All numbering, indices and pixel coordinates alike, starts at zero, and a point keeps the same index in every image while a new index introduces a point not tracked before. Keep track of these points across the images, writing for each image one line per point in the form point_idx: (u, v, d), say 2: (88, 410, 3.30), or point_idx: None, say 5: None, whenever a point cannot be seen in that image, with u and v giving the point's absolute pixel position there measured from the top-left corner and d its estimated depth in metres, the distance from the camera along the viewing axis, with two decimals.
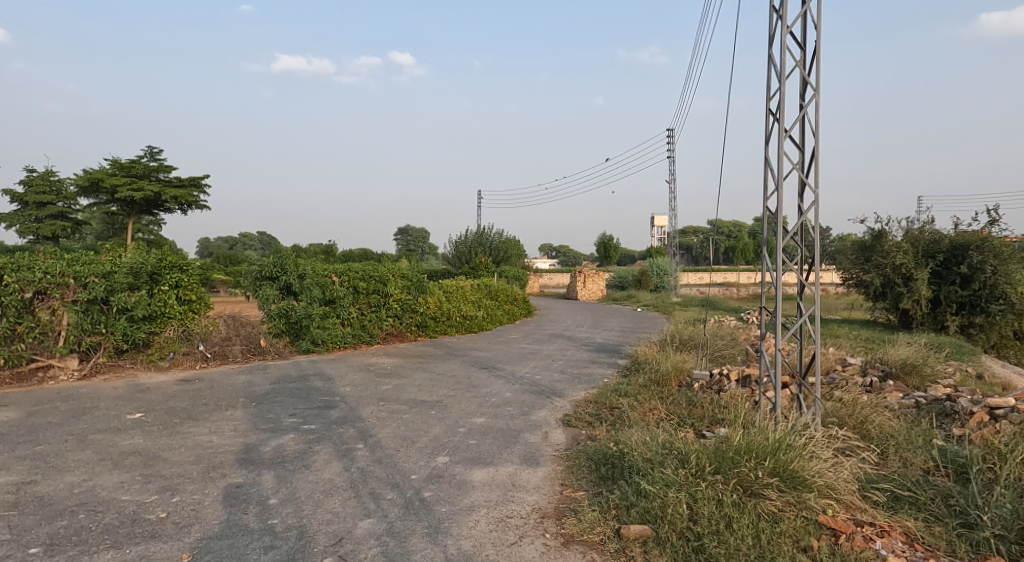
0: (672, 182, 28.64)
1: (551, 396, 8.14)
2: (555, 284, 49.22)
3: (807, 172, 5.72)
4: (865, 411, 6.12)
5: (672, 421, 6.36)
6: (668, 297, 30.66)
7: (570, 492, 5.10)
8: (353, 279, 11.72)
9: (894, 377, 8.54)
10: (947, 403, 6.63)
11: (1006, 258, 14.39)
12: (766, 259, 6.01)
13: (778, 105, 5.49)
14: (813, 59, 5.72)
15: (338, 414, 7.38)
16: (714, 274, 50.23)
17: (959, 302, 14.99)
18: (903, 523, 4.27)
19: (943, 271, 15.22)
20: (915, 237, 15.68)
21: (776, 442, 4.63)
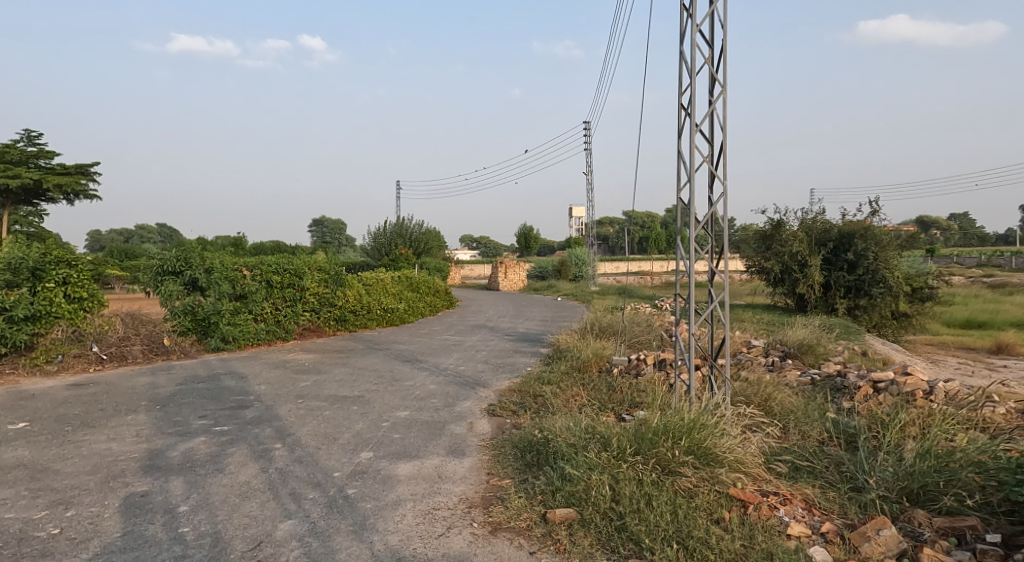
0: (589, 173, 29.35)
1: (476, 386, 8.17)
2: (476, 275, 49.22)
3: (716, 165, 6.02)
4: (768, 389, 6.58)
5: (594, 406, 6.57)
6: (587, 286, 31.43)
7: (496, 480, 5.17)
8: (266, 273, 11.21)
9: (792, 356, 9.24)
10: (838, 379, 7.25)
11: (885, 245, 15.80)
12: (677, 248, 6.27)
13: (689, 100, 5.73)
14: (720, 57, 6.01)
15: (253, 413, 7.07)
16: (628, 263, 52.02)
17: (846, 286, 16.31)
18: (803, 490, 4.63)
19: (833, 258, 16.55)
20: (809, 226, 16.80)
21: (691, 422, 4.90)
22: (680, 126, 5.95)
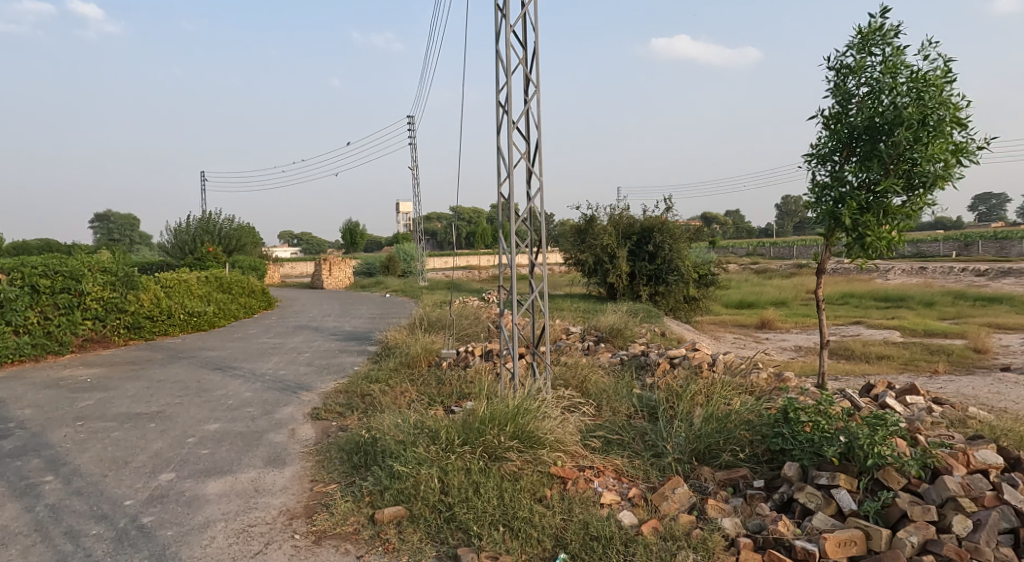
0: (414, 168, 29.17)
1: (297, 391, 7.76)
2: (298, 273, 46.60)
3: (532, 162, 6.33)
4: (584, 372, 7.11)
5: (423, 400, 6.59)
6: (414, 281, 31.29)
7: (320, 487, 4.97)
8: (30, 277, 9.60)
9: (605, 340, 10.06)
10: (642, 358, 8.06)
11: (678, 238, 17.80)
12: (500, 242, 6.44)
13: (506, 98, 5.94)
14: (532, 58, 6.31)
15: (17, 444, 6.02)
16: (455, 257, 52.70)
17: (648, 275, 18.10)
18: (614, 462, 5.06)
19: (637, 250, 18.26)
20: (617, 221, 18.39)
21: (515, 408, 5.11)
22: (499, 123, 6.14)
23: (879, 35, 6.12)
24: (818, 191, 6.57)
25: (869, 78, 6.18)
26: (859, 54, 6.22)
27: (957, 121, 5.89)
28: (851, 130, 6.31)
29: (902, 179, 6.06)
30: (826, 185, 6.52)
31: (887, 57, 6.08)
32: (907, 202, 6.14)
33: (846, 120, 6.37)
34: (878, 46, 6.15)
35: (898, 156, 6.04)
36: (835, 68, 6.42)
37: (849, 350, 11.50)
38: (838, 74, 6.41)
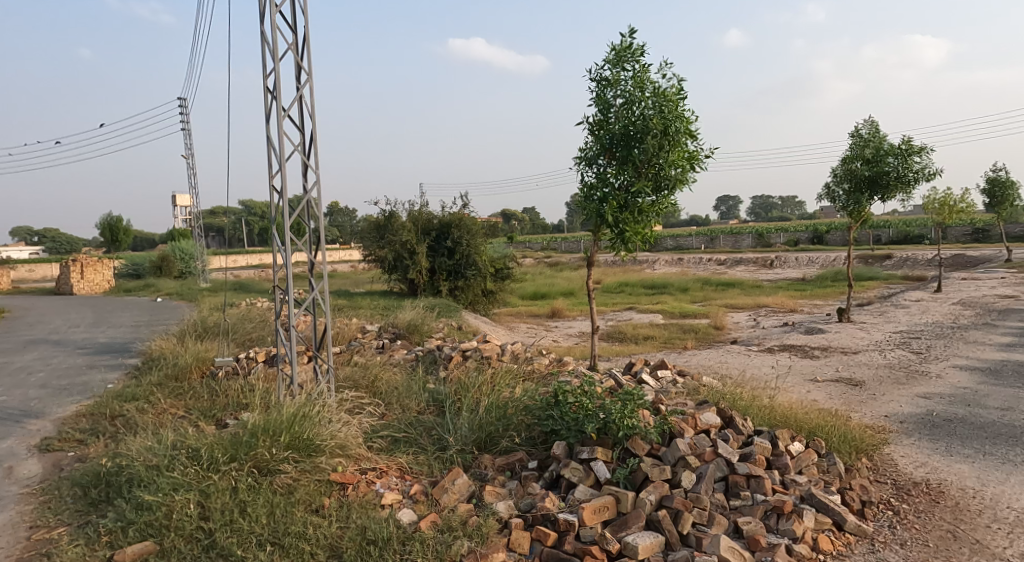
0: (190, 156, 26.22)
1: (23, 420, 6.53)
2: (41, 276, 39.37)
3: (308, 154, 6.05)
4: (375, 371, 6.95)
5: (190, 417, 5.95)
6: (195, 282, 28.21)
7: (45, 533, 4.24)
8: None
9: (402, 337, 9.99)
10: (436, 352, 8.10)
11: (475, 234, 18.30)
12: (274, 239, 5.94)
13: (275, 84, 5.54)
14: (303, 45, 6.01)
15: None
16: (243, 255, 48.57)
17: (448, 270, 18.33)
18: (398, 460, 5.03)
19: (436, 246, 18.39)
20: (416, 217, 18.25)
21: (292, 415, 4.81)
22: (268, 110, 5.73)
23: (630, 53, 6.86)
24: (587, 191, 7.13)
25: (624, 90, 6.89)
26: (615, 68, 6.90)
27: (690, 132, 6.86)
28: (611, 137, 6.96)
29: (652, 181, 6.91)
30: (592, 185, 7.10)
31: (636, 73, 6.84)
32: (655, 201, 7.02)
33: (606, 127, 7.01)
34: (629, 62, 6.90)
35: (648, 161, 6.85)
36: (595, 79, 7.04)
37: (623, 333, 12.81)
38: (598, 85, 7.03)
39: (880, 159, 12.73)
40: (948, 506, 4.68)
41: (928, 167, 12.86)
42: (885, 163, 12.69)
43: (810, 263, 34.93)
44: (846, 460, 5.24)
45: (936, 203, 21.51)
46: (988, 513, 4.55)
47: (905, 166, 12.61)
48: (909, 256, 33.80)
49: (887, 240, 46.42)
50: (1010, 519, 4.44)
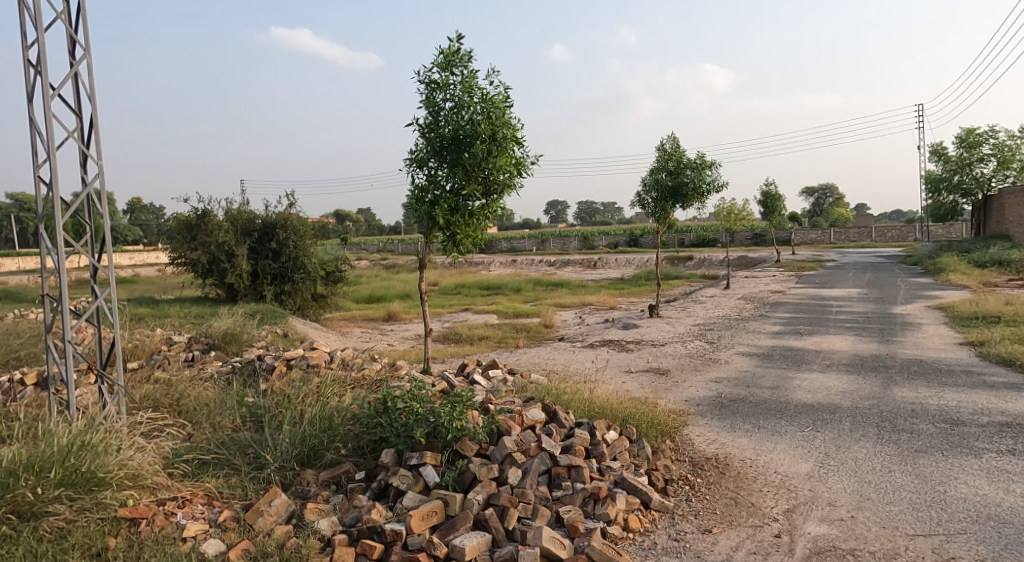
0: None
1: None
2: None
3: (87, 143, 5.29)
4: (182, 387, 6.21)
5: None
6: None
7: None
8: None
9: (216, 348, 9.11)
10: (257, 362, 7.44)
11: (303, 235, 17.32)
12: (43, 240, 5.02)
13: (38, 57, 4.72)
14: (77, 16, 5.24)
15: None
16: (18, 259, 41.43)
17: (272, 274, 17.14)
18: (204, 485, 4.53)
19: (258, 247, 17.10)
20: (235, 216, 16.88)
21: (68, 446, 4.11)
22: (31, 88, 4.89)
23: (457, 58, 6.83)
24: (418, 194, 6.99)
25: (452, 95, 6.85)
26: (444, 72, 6.84)
27: (517, 139, 7.02)
28: (441, 140, 6.89)
29: (481, 185, 6.97)
30: (423, 188, 6.98)
31: (464, 78, 6.84)
32: (485, 204, 7.09)
33: (436, 130, 6.92)
34: (458, 67, 6.88)
35: (477, 166, 6.89)
36: (424, 82, 6.92)
37: (458, 334, 12.86)
38: (427, 87, 6.93)
39: (680, 172, 14.14)
40: (732, 476, 5.26)
41: (718, 179, 14.55)
42: (684, 175, 14.12)
43: (628, 264, 37.97)
44: (652, 443, 5.69)
45: (726, 211, 24.45)
46: (762, 479, 5.18)
47: (699, 178, 14.14)
48: (708, 257, 38.12)
49: (691, 242, 51.99)
50: (778, 482, 5.10)
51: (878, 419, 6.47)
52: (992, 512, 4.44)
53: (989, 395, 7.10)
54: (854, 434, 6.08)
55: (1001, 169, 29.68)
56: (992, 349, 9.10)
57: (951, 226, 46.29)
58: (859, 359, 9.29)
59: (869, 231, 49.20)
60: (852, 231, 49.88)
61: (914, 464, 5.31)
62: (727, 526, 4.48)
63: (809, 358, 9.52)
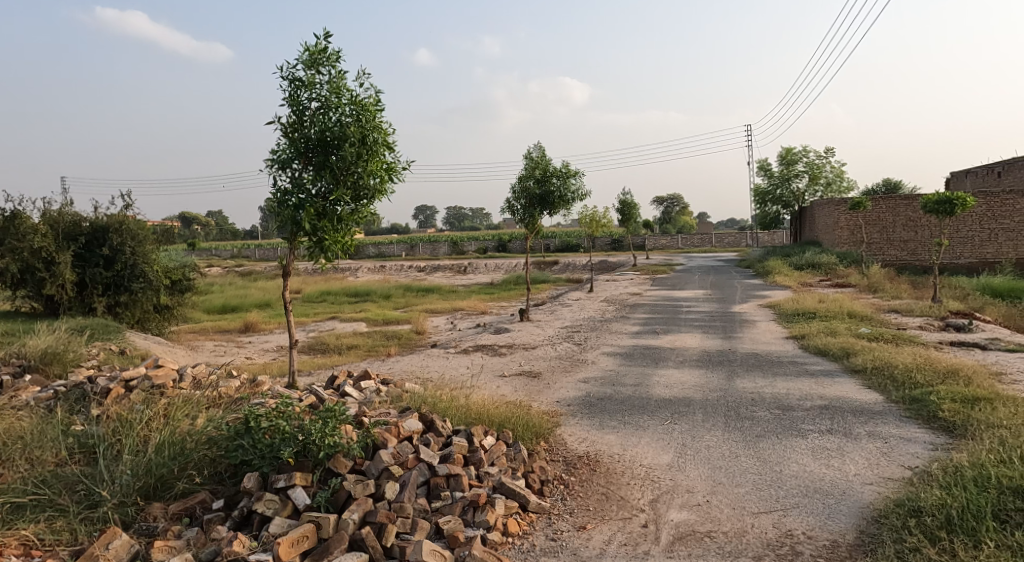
0: None
1: None
2: None
3: None
4: None
5: None
6: None
7: None
8: None
9: (33, 370, 7.87)
10: (86, 386, 6.48)
11: (142, 240, 15.61)
12: None
13: None
14: None
15: None
16: None
17: (104, 284, 15.25)
18: (21, 533, 3.86)
19: (86, 254, 15.14)
20: (55, 219, 14.82)
21: None
22: None
23: (324, 56, 6.44)
24: (280, 196, 6.49)
25: (319, 95, 6.45)
26: (309, 70, 6.41)
27: (388, 143, 6.75)
28: (306, 141, 6.45)
29: (350, 190, 6.61)
30: (286, 191, 6.49)
31: (331, 79, 6.46)
32: (354, 210, 6.75)
33: (301, 131, 6.47)
34: (325, 66, 6.46)
35: (346, 169, 6.53)
36: (287, 78, 6.45)
37: (324, 344, 12.21)
38: (291, 85, 6.46)
39: (547, 180, 14.51)
40: (603, 471, 5.39)
41: (581, 188, 15.13)
42: (550, 183, 14.52)
43: (496, 269, 38.46)
44: (527, 446, 5.69)
45: (588, 217, 25.53)
46: (629, 473, 5.36)
47: (565, 187, 14.63)
48: (571, 261, 39.64)
49: (556, 247, 53.88)
50: (642, 475, 5.30)
51: (725, 409, 6.99)
52: (819, 486, 4.92)
53: (812, 382, 7.95)
54: (706, 424, 6.50)
55: (813, 184, 33.77)
56: (814, 341, 10.26)
57: (775, 233, 51.92)
58: (707, 355, 10.04)
59: (710, 237, 53.85)
60: (696, 237, 54.32)
61: (756, 448, 5.77)
62: (600, 522, 4.57)
63: (666, 355, 10.13)
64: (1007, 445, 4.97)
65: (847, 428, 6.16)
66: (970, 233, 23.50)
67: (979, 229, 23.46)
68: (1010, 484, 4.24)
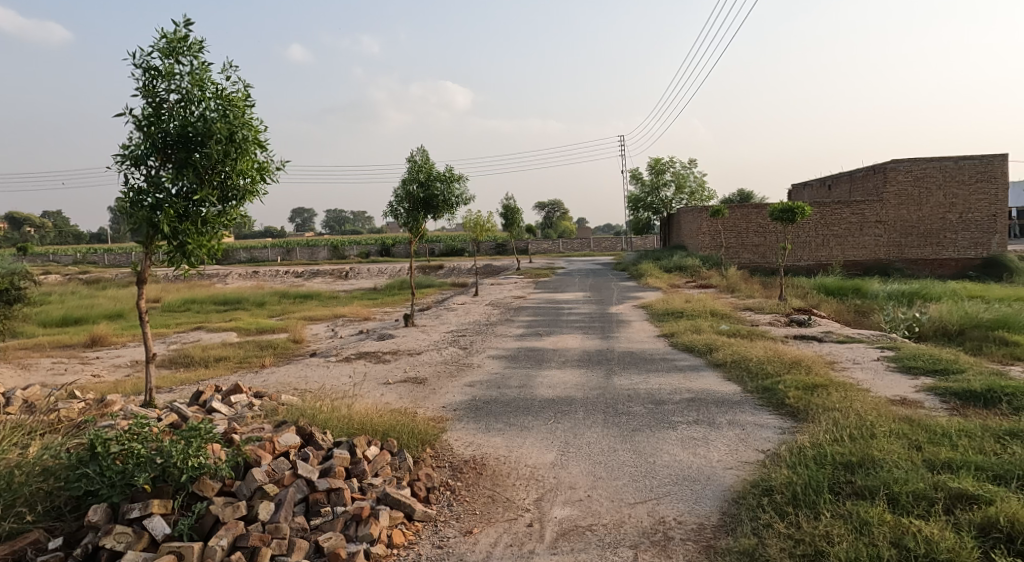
0: None
1: None
2: None
3: None
4: None
5: None
6: None
7: None
8: None
9: None
10: None
11: None
12: None
13: None
14: None
15: None
16: None
17: None
18: None
19: None
20: None
21: None
22: None
23: (184, 45, 5.93)
24: (133, 196, 5.87)
25: (179, 86, 5.93)
26: (167, 59, 5.87)
27: (259, 142, 6.33)
28: (164, 136, 5.90)
29: (216, 190, 6.12)
30: (140, 190, 5.88)
31: (194, 70, 5.96)
32: (221, 211, 6.25)
33: (159, 125, 5.91)
34: (185, 55, 5.94)
35: (211, 168, 6.04)
36: (140, 66, 5.86)
37: (187, 357, 11.25)
38: (145, 74, 5.88)
39: (430, 184, 14.38)
40: (488, 474, 5.37)
41: (465, 193, 15.13)
42: (434, 187, 14.40)
43: (379, 274, 37.58)
44: (413, 454, 5.55)
45: (472, 222, 25.63)
46: (514, 473, 5.38)
47: (448, 191, 14.57)
48: (455, 266, 39.59)
49: (440, 251, 53.68)
50: (527, 475, 5.35)
51: (604, 406, 7.23)
52: (688, 474, 5.20)
53: (681, 377, 8.45)
54: (587, 421, 6.69)
55: (679, 192, 36.16)
56: (681, 338, 10.93)
57: (647, 238, 54.99)
58: (587, 355, 10.39)
59: (588, 242, 56.04)
60: (575, 242, 56.27)
61: (632, 441, 6.02)
62: (486, 525, 4.54)
63: (549, 356, 10.36)
64: (840, 425, 5.54)
65: (711, 418, 6.59)
66: (809, 238, 26.21)
67: (816, 235, 26.23)
68: (844, 460, 4.73)
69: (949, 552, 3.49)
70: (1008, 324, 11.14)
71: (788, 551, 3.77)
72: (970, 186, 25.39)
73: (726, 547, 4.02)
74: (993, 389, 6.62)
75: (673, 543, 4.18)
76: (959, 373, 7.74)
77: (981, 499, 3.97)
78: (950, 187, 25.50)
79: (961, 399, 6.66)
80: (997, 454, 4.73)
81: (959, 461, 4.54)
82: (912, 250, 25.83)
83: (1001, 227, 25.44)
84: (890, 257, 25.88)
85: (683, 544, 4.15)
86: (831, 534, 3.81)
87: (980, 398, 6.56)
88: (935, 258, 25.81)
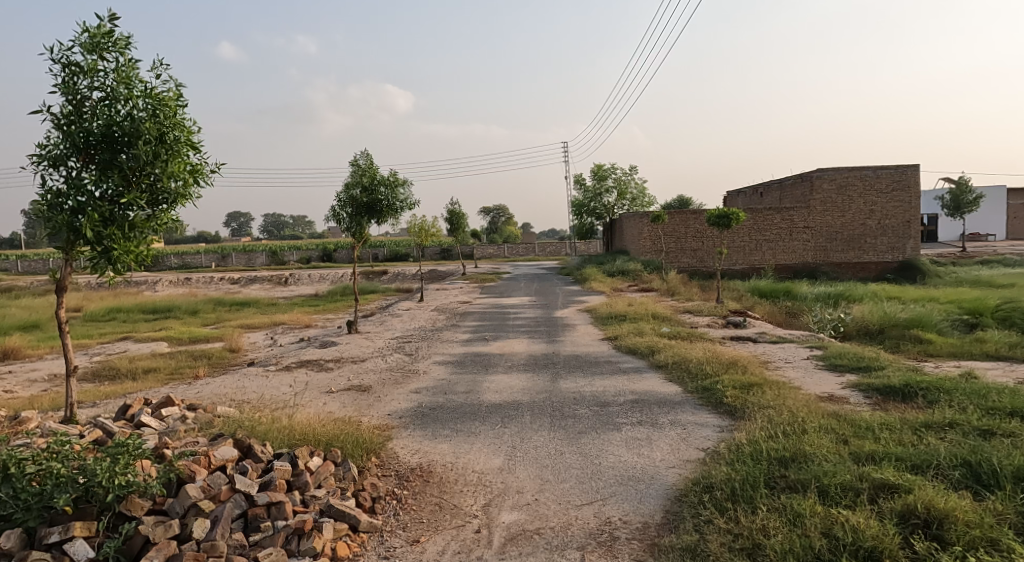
0: None
1: None
2: None
3: None
4: None
5: None
6: None
7: None
8: None
9: None
10: None
11: None
12: None
13: None
14: None
15: None
16: None
17: None
18: None
19: None
20: None
21: None
22: None
23: (110, 41, 5.62)
24: (51, 198, 5.51)
25: (103, 83, 5.61)
26: (89, 54, 5.55)
27: (192, 143, 6.07)
28: (87, 136, 5.56)
29: (145, 193, 5.79)
30: (60, 192, 5.52)
31: (119, 66, 5.65)
32: (151, 216, 5.91)
33: (80, 124, 5.56)
34: (110, 52, 5.63)
35: (139, 170, 5.73)
36: (60, 62, 5.50)
37: (114, 369, 10.66)
38: (65, 70, 5.54)
39: (374, 188, 14.13)
40: (436, 481, 5.29)
41: (409, 198, 14.96)
42: (378, 192, 14.16)
43: (321, 281, 36.63)
44: (357, 463, 5.39)
45: (417, 226, 25.32)
46: (461, 480, 5.33)
47: (393, 196, 14.39)
48: (400, 270, 39.12)
49: (384, 256, 52.96)
50: (475, 480, 5.30)
51: (551, 409, 7.26)
52: (632, 474, 5.26)
53: (624, 379, 8.57)
54: (534, 425, 6.70)
55: (621, 198, 36.84)
56: (623, 341, 11.10)
57: (589, 242, 55.69)
58: (533, 359, 10.40)
59: (532, 247, 56.35)
60: (520, 246, 56.49)
61: (578, 444, 6.06)
62: (433, 532, 4.47)
63: (495, 361, 10.31)
64: (774, 423, 5.73)
65: (654, 419, 6.70)
66: (743, 242, 27.19)
67: (749, 240, 27.20)
68: (778, 455, 4.90)
69: (874, 540, 3.63)
70: (923, 324, 11.82)
71: (727, 546, 3.86)
72: (887, 194, 26.92)
73: (670, 544, 4.08)
74: (910, 385, 6.98)
75: (618, 543, 4.20)
76: (880, 369, 8.16)
77: (901, 488, 4.16)
78: (870, 195, 26.94)
79: (882, 395, 7.01)
80: (914, 445, 4.98)
81: (881, 453, 4.75)
82: (836, 254, 27.09)
83: (915, 232, 27.06)
84: (817, 260, 27.07)
85: (628, 544, 4.19)
86: (767, 528, 3.92)
87: (899, 393, 6.92)
88: (857, 262, 27.13)
